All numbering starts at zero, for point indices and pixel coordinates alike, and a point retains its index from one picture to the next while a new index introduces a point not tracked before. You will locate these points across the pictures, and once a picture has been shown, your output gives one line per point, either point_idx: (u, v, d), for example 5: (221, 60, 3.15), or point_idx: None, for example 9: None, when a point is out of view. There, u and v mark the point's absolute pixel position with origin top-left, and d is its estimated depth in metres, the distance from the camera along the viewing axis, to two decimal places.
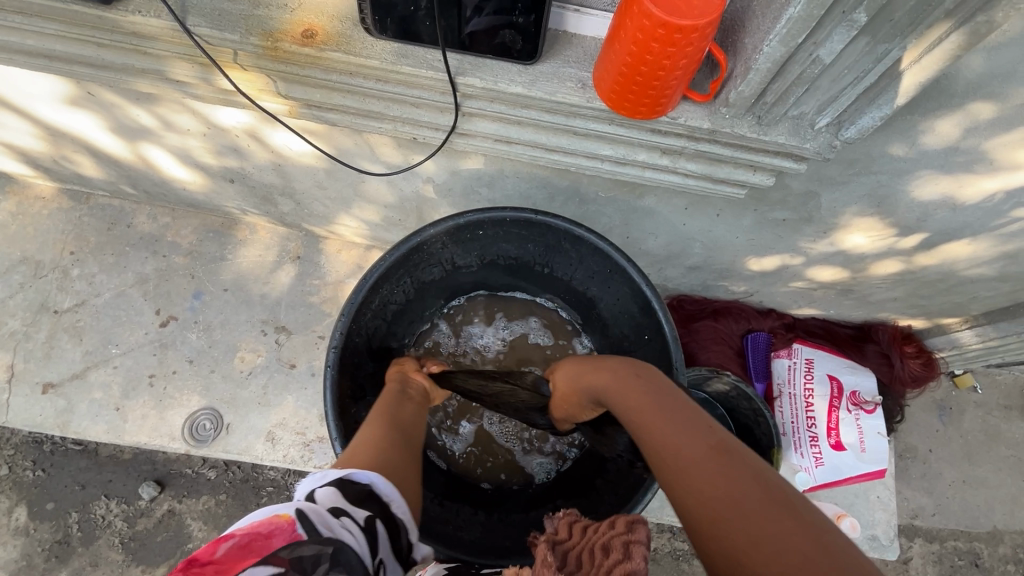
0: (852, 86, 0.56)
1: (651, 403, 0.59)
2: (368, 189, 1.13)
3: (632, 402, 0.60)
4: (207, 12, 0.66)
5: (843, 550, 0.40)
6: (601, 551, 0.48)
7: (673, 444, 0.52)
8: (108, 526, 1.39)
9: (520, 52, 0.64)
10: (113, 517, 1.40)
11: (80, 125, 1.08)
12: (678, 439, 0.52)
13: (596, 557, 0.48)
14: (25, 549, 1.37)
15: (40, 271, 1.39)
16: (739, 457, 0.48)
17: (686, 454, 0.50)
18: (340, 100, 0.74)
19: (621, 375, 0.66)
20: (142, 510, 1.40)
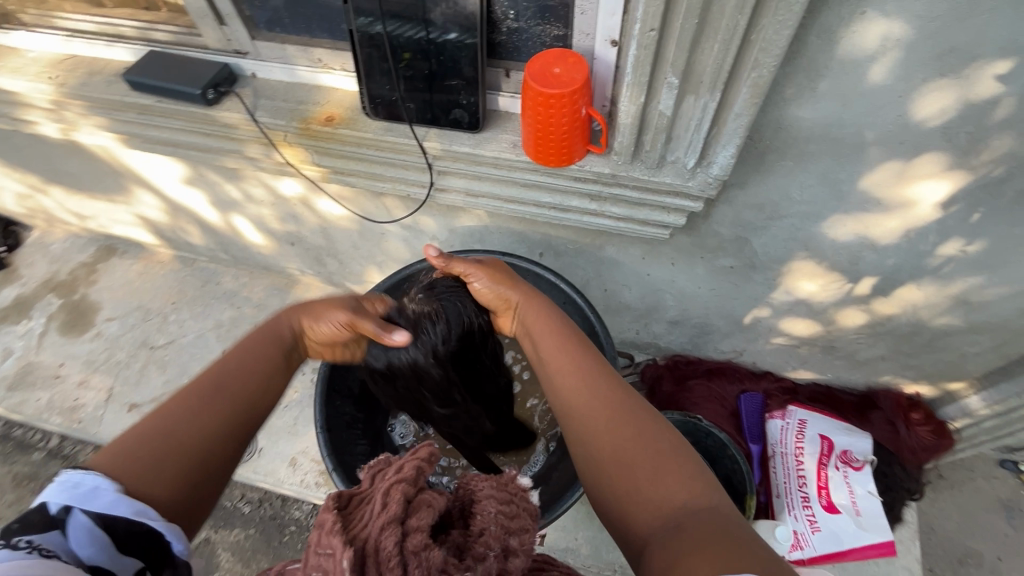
0: (699, 131, 0.74)
1: (602, 401, 0.67)
2: (389, 247, 1.40)
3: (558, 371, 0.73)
4: (270, 109, 0.98)
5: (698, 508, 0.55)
6: (397, 471, 0.57)
7: (586, 417, 0.66)
8: None
9: (467, 123, 0.89)
10: None
11: (193, 200, 1.48)
12: (587, 413, 0.66)
13: (393, 474, 0.56)
14: None
15: (148, 316, 1.77)
16: (648, 444, 0.62)
17: (594, 426, 0.65)
18: (354, 165, 1.03)
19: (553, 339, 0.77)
20: None
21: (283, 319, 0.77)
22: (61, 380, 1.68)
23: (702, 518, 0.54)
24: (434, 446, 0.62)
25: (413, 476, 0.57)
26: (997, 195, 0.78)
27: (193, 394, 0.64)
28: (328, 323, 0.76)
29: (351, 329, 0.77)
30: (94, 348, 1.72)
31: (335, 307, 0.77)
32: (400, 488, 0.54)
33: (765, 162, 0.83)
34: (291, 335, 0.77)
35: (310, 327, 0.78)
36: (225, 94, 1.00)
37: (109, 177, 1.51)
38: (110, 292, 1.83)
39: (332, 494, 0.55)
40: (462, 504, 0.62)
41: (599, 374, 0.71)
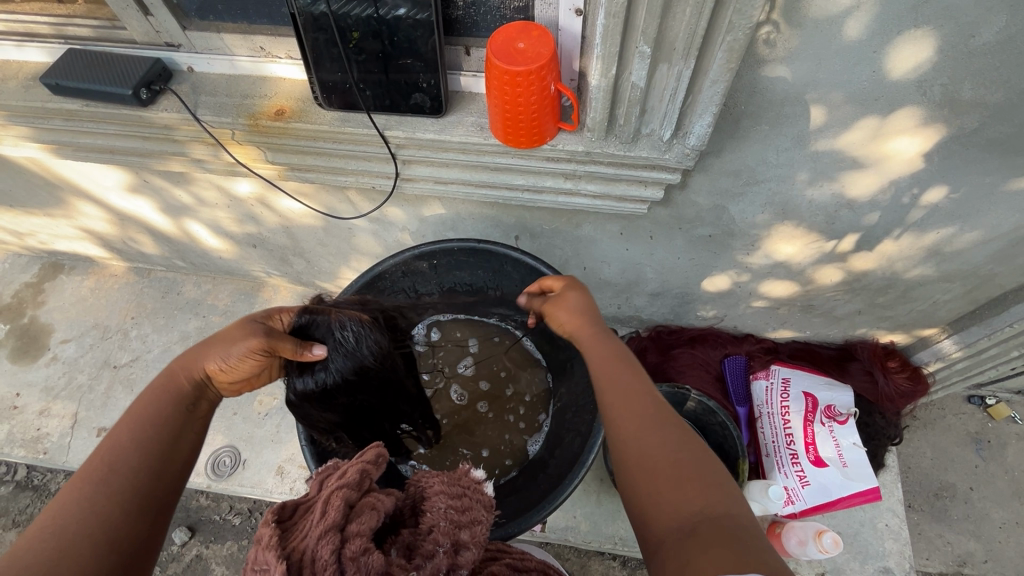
0: (674, 100, 0.71)
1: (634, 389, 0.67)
2: (359, 242, 1.35)
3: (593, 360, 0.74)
4: (212, 105, 0.90)
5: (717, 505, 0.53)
6: (339, 474, 0.62)
7: (616, 403, 0.66)
8: None
9: (430, 108, 0.83)
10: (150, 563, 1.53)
11: (140, 208, 1.39)
12: (617, 399, 0.66)
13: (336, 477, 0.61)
14: None
15: (106, 334, 1.67)
16: (672, 436, 0.60)
17: (624, 410, 0.65)
18: (311, 160, 0.97)
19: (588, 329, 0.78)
20: (173, 556, 1.53)
21: (189, 371, 0.74)
22: (19, 411, 1.58)
23: (714, 520, 0.51)
24: (380, 453, 0.65)
25: (356, 482, 0.60)
26: (970, 145, 0.78)
27: (85, 475, 0.61)
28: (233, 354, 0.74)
29: (268, 354, 0.76)
30: (51, 374, 1.62)
31: (239, 337, 0.75)
32: (341, 497, 0.57)
33: (741, 128, 0.81)
34: (195, 383, 0.74)
35: (219, 368, 0.74)
36: (161, 93, 0.92)
37: (44, 190, 1.40)
38: (62, 312, 1.72)
39: (274, 508, 0.57)
40: (414, 505, 0.66)
41: (638, 385, 0.68)
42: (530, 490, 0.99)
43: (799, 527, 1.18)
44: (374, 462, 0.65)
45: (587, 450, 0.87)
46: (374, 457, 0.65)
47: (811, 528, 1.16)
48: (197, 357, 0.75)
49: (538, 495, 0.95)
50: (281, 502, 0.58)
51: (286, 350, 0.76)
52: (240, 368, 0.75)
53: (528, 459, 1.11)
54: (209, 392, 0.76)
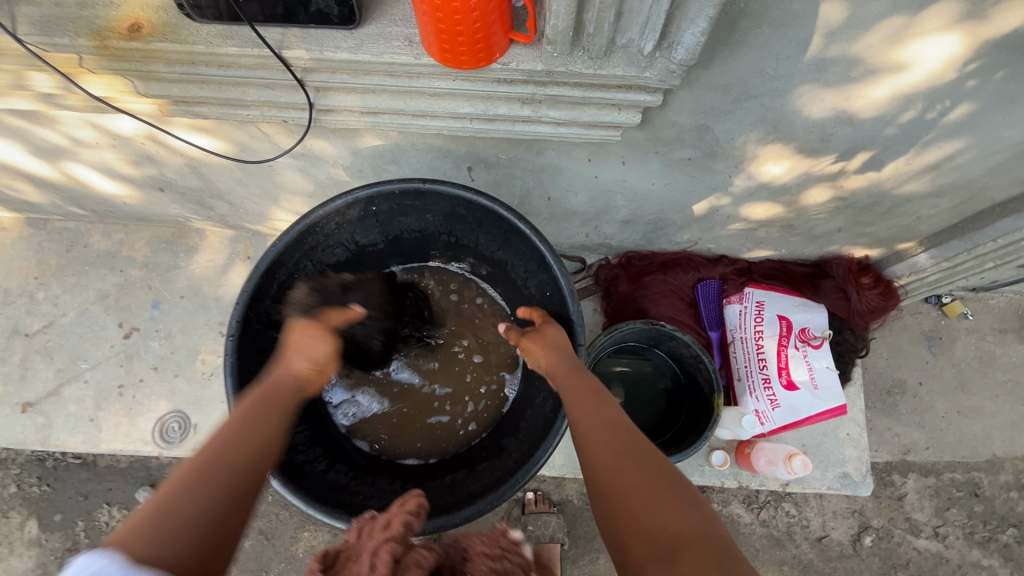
0: (657, 3, 0.54)
1: (608, 419, 0.70)
2: (284, 180, 1.15)
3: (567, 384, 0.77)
4: (37, 19, 0.66)
5: (701, 527, 0.55)
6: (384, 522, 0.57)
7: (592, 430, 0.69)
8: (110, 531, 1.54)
9: (338, 17, 0.62)
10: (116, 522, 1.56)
11: (5, 152, 1.13)
12: (594, 426, 0.69)
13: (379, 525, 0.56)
14: (39, 559, 1.53)
15: (8, 298, 1.45)
16: (652, 461, 0.63)
17: (601, 433, 0.68)
18: (197, 91, 0.75)
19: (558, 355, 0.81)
20: None
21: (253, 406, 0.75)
22: None
23: (693, 543, 0.53)
24: (423, 504, 0.60)
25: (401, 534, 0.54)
26: (1004, 46, 0.65)
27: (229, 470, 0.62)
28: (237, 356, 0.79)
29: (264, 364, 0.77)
30: None
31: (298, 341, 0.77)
32: (388, 552, 0.50)
33: (737, 32, 0.65)
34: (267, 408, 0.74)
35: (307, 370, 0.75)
36: None
37: None
38: None
39: (318, 556, 0.52)
40: (451, 565, 0.58)
41: (612, 414, 0.71)
42: (499, 461, 0.88)
43: (770, 448, 1.21)
44: (416, 512, 0.59)
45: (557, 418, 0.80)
46: (415, 506, 0.61)
47: (781, 452, 1.19)
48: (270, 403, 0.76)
49: (512, 463, 0.85)
50: (324, 548, 0.53)
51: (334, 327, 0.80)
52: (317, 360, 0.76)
53: (501, 417, 0.99)
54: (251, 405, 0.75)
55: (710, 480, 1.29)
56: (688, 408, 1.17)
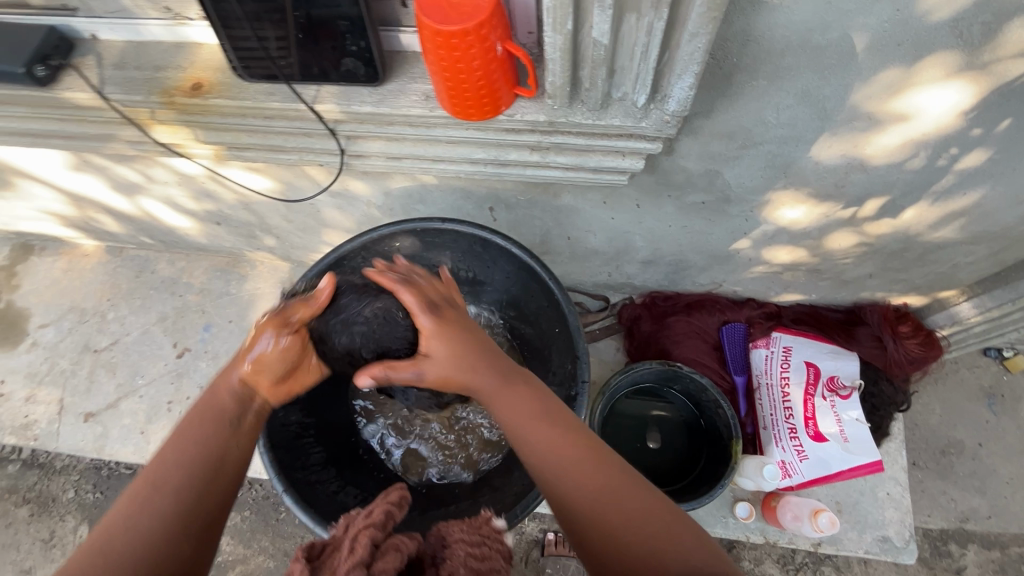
0: (645, 60, 0.58)
1: (569, 448, 0.62)
2: (325, 217, 1.25)
3: (512, 404, 0.66)
4: (121, 81, 0.79)
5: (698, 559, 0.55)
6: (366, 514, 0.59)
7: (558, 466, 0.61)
8: None
9: (365, 75, 0.71)
10: None
11: (93, 188, 1.30)
12: (560, 460, 0.62)
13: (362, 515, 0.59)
14: None
15: (84, 317, 1.62)
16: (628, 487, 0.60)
17: (571, 469, 0.61)
18: (246, 139, 0.85)
19: (489, 360, 0.68)
20: None
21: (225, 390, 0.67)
22: (5, 398, 1.56)
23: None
24: (403, 495, 0.63)
25: (381, 522, 0.57)
26: (1012, 93, 0.65)
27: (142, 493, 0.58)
28: (272, 340, 0.69)
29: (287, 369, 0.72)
30: (33, 360, 1.59)
31: (269, 326, 0.71)
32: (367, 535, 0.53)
33: (734, 85, 0.68)
34: (238, 398, 0.67)
35: (250, 368, 0.68)
36: (62, 69, 0.80)
37: None
38: (38, 295, 1.66)
39: (303, 547, 0.55)
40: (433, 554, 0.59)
41: (571, 437, 0.63)
42: (503, 493, 0.90)
43: (796, 503, 1.17)
44: (396, 504, 0.62)
45: None
46: (397, 499, 0.63)
47: (808, 507, 1.15)
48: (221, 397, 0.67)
49: (516, 497, 0.86)
50: (308, 540, 0.55)
51: (298, 308, 0.73)
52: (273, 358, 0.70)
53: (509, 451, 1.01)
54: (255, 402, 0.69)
55: (734, 534, 1.23)
56: (707, 453, 1.14)
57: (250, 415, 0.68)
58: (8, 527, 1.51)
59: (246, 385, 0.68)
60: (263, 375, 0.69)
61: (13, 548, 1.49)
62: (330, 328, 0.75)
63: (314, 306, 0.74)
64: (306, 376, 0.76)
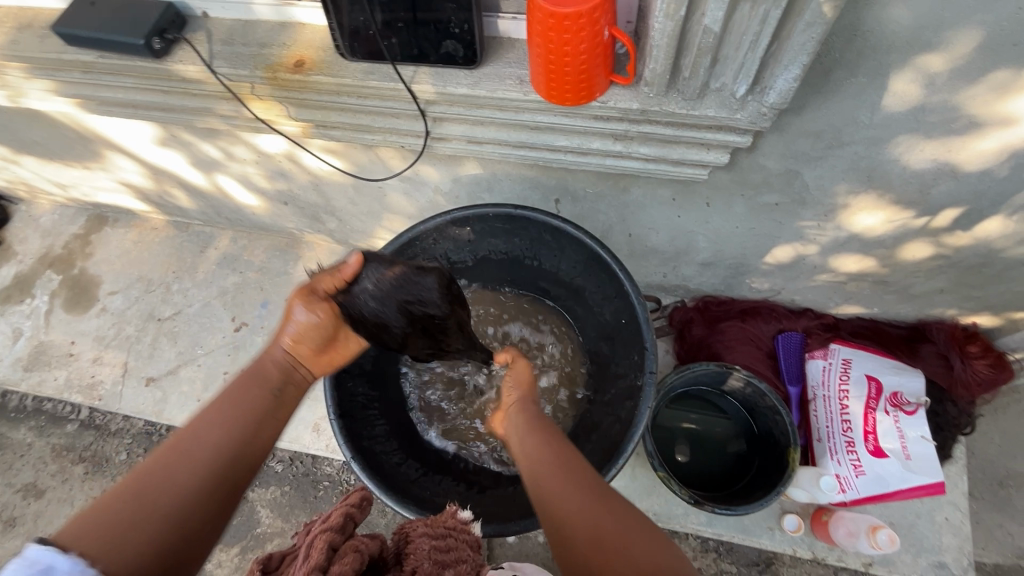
0: (753, 50, 0.59)
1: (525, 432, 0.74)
2: (390, 202, 1.28)
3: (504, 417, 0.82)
4: (228, 55, 0.83)
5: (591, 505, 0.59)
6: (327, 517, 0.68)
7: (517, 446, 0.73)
8: None
9: (463, 58, 0.74)
10: None
11: (174, 162, 1.36)
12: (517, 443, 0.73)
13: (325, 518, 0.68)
14: None
15: (150, 287, 1.70)
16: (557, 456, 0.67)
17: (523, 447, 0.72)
18: (336, 117, 0.88)
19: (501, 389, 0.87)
20: None
21: (271, 360, 0.72)
22: (75, 358, 1.65)
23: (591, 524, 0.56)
24: (363, 498, 0.73)
25: (341, 524, 0.65)
26: None
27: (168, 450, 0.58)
28: (307, 311, 0.71)
29: (325, 343, 0.75)
30: (101, 325, 1.67)
31: (300, 297, 0.72)
32: (326, 539, 0.61)
33: (832, 81, 0.68)
34: (280, 367, 0.71)
35: (291, 338, 0.73)
36: (175, 43, 0.85)
37: (78, 143, 1.41)
38: (109, 264, 1.75)
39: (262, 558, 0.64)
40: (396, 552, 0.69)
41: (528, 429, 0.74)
42: None
43: (850, 519, 1.13)
44: (358, 505, 0.72)
45: (635, 427, 0.81)
46: (357, 501, 0.73)
47: (864, 524, 1.11)
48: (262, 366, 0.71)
49: None
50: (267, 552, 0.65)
51: (325, 279, 0.73)
52: (310, 326, 0.72)
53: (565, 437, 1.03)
54: (295, 376, 0.73)
55: (781, 546, 1.21)
56: (759, 463, 1.13)
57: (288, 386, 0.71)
58: (66, 481, 1.57)
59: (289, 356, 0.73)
60: (303, 346, 0.73)
61: (70, 502, 1.55)
62: (356, 300, 0.72)
63: (341, 276, 0.72)
64: (345, 349, 0.78)
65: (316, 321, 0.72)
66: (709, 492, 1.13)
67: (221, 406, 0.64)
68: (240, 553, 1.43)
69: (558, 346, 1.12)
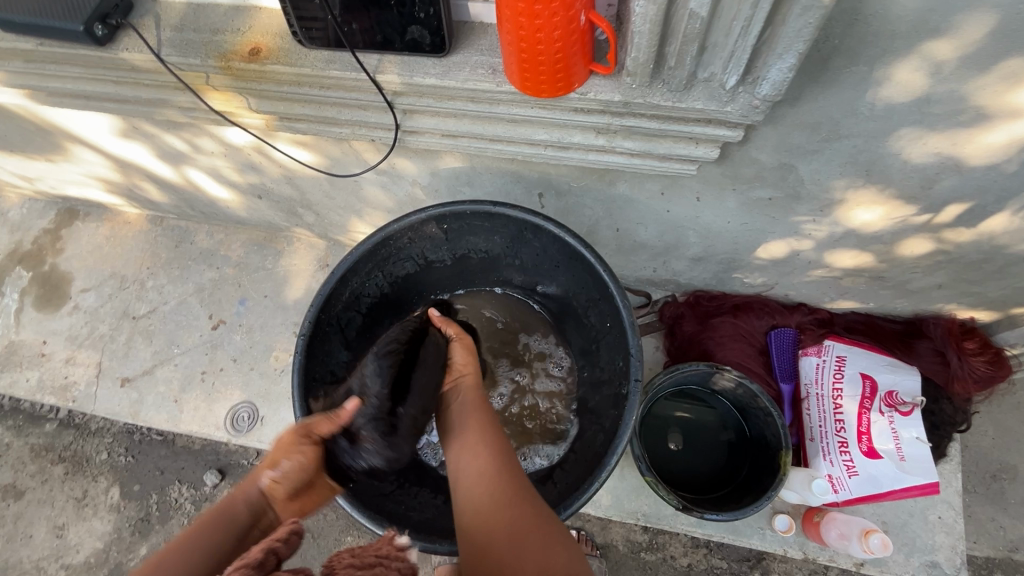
0: (744, 38, 0.53)
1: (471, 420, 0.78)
2: (367, 196, 1.22)
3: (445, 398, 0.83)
4: (177, 43, 0.77)
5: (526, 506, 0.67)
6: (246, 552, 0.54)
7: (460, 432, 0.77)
8: (179, 508, 1.48)
9: (430, 45, 0.68)
10: (184, 500, 1.48)
11: (139, 155, 1.30)
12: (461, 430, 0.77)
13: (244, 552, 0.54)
14: None
15: (124, 284, 1.64)
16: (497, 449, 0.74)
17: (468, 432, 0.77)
18: (299, 109, 0.82)
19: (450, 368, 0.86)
20: (206, 496, 1.48)
21: (244, 498, 0.68)
22: (47, 358, 1.59)
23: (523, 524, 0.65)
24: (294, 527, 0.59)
25: (258, 562, 0.52)
26: None
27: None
28: (294, 453, 0.73)
29: (303, 488, 0.73)
30: (74, 323, 1.62)
31: (287, 441, 0.74)
32: None
33: (831, 69, 0.63)
34: (253, 506, 0.68)
35: (270, 478, 0.70)
36: (120, 29, 0.78)
37: (38, 135, 1.34)
38: (80, 260, 1.69)
39: None
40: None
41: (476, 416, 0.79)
42: (546, 491, 0.89)
43: (843, 521, 1.11)
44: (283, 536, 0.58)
45: (619, 440, 0.77)
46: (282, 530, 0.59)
47: (858, 527, 1.09)
48: (235, 502, 0.68)
49: (557, 498, 0.84)
50: None
51: (319, 421, 0.76)
52: (292, 468, 0.72)
53: (552, 445, 0.99)
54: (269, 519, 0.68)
55: (771, 547, 1.18)
56: (749, 466, 1.10)
57: (261, 530, 0.66)
58: (43, 483, 1.54)
59: (264, 497, 0.70)
60: (282, 487, 0.71)
61: (48, 504, 1.51)
62: (346, 446, 0.77)
63: (337, 422, 0.76)
64: (321, 493, 0.76)
65: (295, 465, 0.72)
66: (699, 495, 1.10)
67: (184, 543, 0.60)
68: None
69: (560, 360, 1.06)
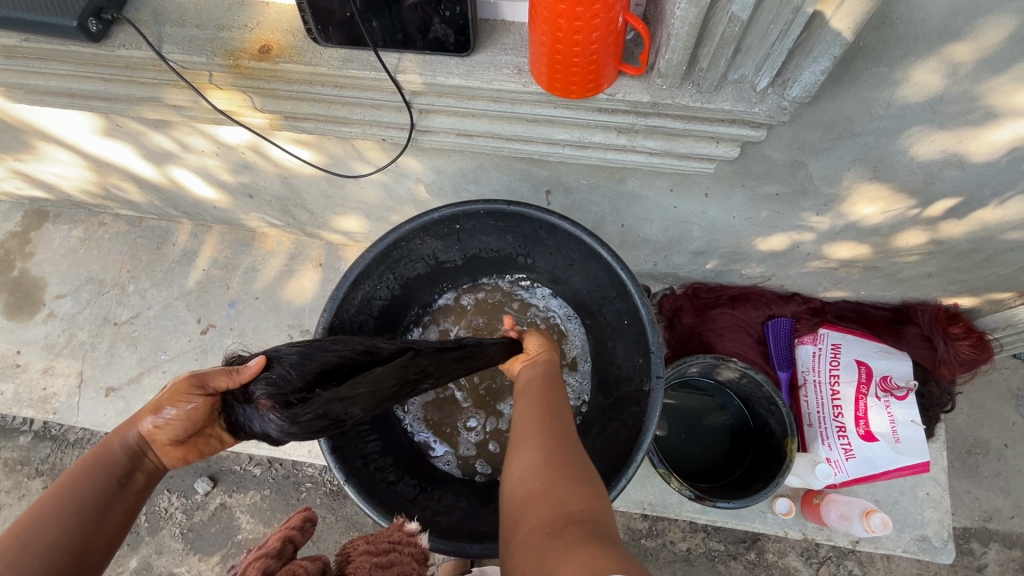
0: (780, 42, 0.55)
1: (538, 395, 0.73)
2: (366, 195, 1.20)
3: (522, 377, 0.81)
4: (179, 39, 0.73)
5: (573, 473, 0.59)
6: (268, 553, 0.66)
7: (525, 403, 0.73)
8: (170, 517, 1.39)
9: (454, 44, 0.66)
10: (174, 509, 1.39)
11: (121, 154, 1.23)
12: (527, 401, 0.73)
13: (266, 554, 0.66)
14: None
15: (103, 289, 1.56)
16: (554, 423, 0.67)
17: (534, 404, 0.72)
18: (308, 109, 0.79)
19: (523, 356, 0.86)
20: (198, 504, 1.39)
21: (120, 442, 0.68)
22: (22, 369, 1.51)
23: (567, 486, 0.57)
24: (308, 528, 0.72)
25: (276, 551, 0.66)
26: None
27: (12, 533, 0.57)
28: (181, 404, 0.67)
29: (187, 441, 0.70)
30: (50, 331, 1.54)
31: (180, 388, 0.67)
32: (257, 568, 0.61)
33: (852, 70, 0.64)
34: (130, 451, 0.67)
35: (152, 425, 0.68)
36: (115, 23, 0.74)
37: (6, 133, 1.25)
38: (53, 265, 1.60)
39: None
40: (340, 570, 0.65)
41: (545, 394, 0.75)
42: None
43: (843, 502, 1.15)
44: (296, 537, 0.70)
45: (642, 439, 0.78)
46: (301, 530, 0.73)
47: (857, 508, 1.14)
48: (111, 446, 0.67)
49: None
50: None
51: (219, 376, 0.67)
52: (177, 422, 0.67)
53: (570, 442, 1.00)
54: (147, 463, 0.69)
55: (773, 529, 1.22)
56: (754, 453, 1.13)
57: (141, 473, 0.68)
58: (23, 498, 1.47)
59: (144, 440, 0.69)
60: (163, 435, 0.68)
61: None
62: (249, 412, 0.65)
63: (237, 380, 0.67)
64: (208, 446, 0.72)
65: (180, 420, 0.67)
66: (707, 484, 1.13)
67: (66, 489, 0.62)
68: (221, 562, 1.36)
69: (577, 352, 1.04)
